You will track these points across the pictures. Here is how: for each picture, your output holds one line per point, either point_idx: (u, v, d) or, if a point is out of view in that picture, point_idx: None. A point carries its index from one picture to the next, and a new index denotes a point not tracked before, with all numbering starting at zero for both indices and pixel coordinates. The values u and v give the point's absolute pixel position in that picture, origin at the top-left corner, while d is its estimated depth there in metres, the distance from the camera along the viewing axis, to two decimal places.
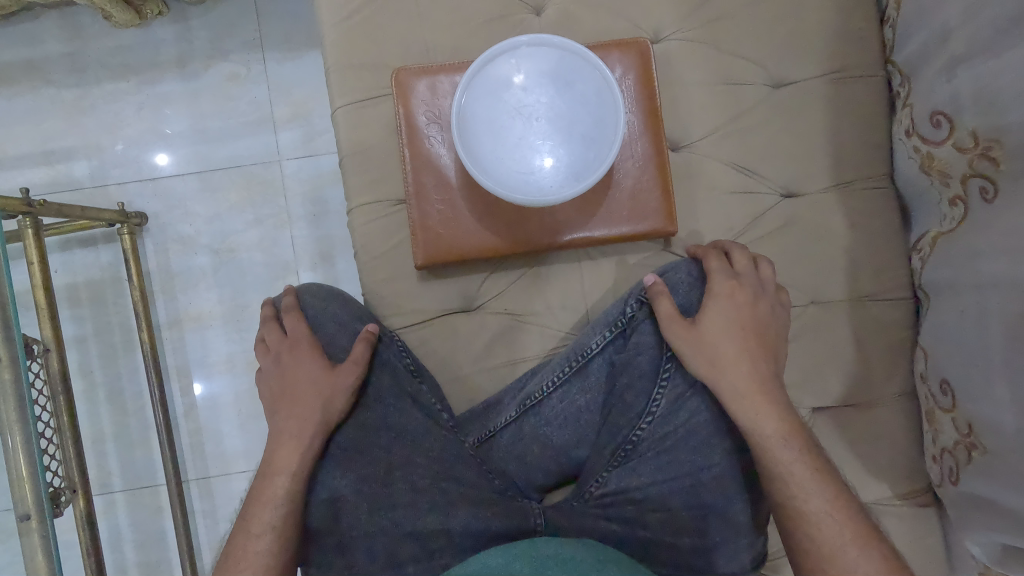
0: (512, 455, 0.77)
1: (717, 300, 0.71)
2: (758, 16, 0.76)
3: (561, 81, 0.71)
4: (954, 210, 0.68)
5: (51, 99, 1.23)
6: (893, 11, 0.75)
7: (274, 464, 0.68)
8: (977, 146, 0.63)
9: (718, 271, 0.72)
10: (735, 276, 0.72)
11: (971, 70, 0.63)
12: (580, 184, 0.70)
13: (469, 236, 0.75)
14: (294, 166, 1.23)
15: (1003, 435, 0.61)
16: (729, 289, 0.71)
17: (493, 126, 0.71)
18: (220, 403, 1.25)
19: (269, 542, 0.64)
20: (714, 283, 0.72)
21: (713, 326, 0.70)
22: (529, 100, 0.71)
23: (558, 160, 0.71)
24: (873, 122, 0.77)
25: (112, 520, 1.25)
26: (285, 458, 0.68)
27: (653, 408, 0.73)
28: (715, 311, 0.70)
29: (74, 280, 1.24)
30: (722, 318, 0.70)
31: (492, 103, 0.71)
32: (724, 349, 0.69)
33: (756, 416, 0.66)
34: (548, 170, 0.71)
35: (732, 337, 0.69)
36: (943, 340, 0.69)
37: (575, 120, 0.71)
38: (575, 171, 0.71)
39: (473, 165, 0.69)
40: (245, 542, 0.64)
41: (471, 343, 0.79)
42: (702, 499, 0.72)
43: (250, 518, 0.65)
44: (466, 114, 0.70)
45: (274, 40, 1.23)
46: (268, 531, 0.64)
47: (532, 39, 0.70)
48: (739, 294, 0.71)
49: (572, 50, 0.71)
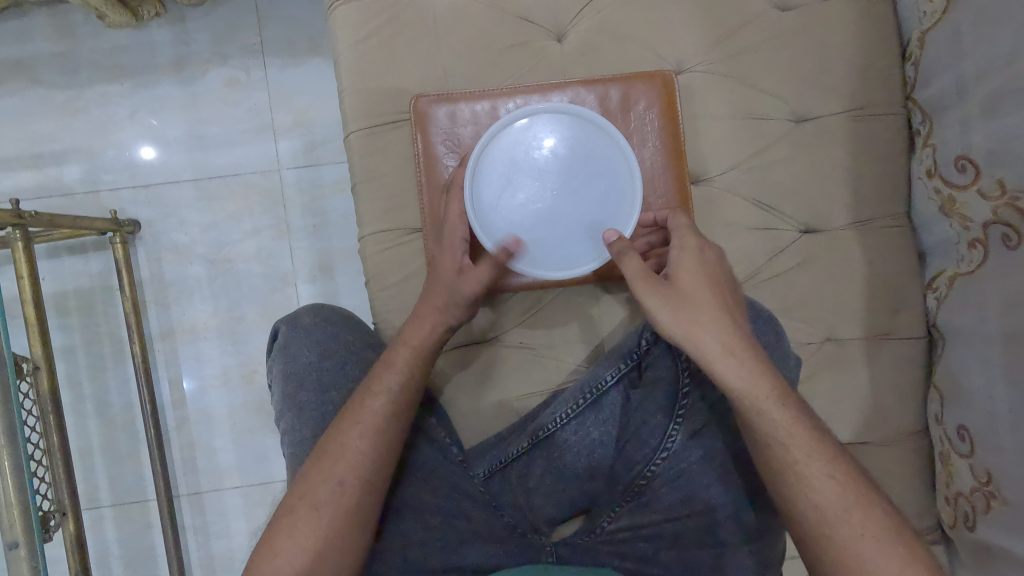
0: (522, 488, 0.74)
1: (686, 261, 0.63)
2: (781, 50, 0.76)
3: (592, 164, 0.71)
4: (972, 252, 0.68)
5: (40, 99, 1.18)
6: (915, 48, 0.75)
7: (406, 351, 0.65)
8: (1003, 196, 0.62)
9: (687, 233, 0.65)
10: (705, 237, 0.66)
11: (998, 120, 0.63)
12: (578, 262, 0.71)
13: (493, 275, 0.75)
14: (295, 175, 1.20)
15: (1022, 486, 0.61)
16: (700, 247, 0.64)
17: (508, 180, 0.70)
18: (214, 417, 1.22)
19: (383, 404, 0.62)
20: (685, 241, 0.64)
21: (687, 287, 0.62)
22: (555, 167, 0.70)
23: (556, 237, 0.71)
24: (893, 160, 0.77)
25: (99, 536, 1.22)
26: (421, 344, 0.66)
27: (669, 444, 0.69)
28: (687, 270, 0.63)
29: (62, 288, 1.19)
30: (695, 275, 0.62)
31: (512, 159, 0.70)
32: (702, 308, 0.61)
33: (786, 435, 0.57)
34: (544, 243, 0.71)
35: (708, 297, 0.61)
36: (962, 386, 0.69)
37: (588, 206, 0.71)
38: (567, 255, 0.71)
39: (475, 217, 0.69)
40: (364, 397, 0.63)
41: (486, 375, 0.78)
42: (716, 538, 0.67)
43: (372, 378, 0.64)
44: (488, 161, 0.70)
45: (275, 46, 1.19)
46: (380, 417, 0.62)
47: (580, 111, 0.71)
48: (709, 255, 0.64)
49: (614, 137, 0.71)
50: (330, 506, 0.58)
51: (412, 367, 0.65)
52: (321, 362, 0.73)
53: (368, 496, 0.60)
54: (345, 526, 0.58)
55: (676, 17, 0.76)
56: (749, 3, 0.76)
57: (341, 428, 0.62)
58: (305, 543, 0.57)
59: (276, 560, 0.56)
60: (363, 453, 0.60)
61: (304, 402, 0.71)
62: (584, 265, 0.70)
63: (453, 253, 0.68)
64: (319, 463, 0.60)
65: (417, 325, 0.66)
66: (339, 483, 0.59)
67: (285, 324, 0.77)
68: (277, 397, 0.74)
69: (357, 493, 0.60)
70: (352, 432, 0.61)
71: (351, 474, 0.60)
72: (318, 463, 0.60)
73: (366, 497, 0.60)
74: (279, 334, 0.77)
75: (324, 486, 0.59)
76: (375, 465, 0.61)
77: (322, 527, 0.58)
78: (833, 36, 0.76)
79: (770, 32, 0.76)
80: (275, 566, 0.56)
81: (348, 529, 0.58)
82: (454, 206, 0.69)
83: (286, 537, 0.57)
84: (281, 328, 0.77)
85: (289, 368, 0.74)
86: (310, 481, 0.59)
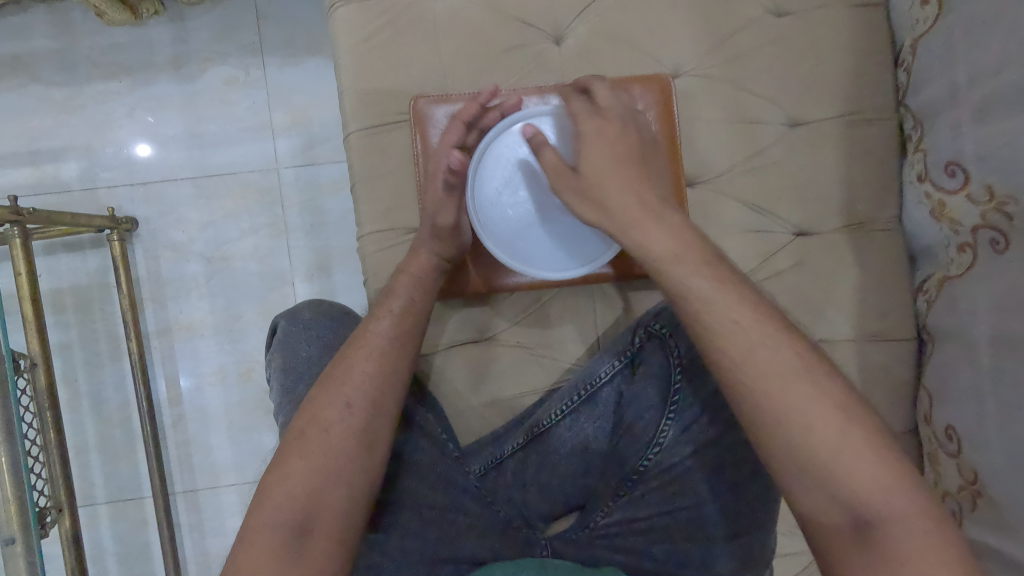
0: (518, 484, 0.74)
1: (587, 144, 0.63)
2: (776, 55, 0.77)
3: None
4: (962, 256, 0.69)
5: (38, 96, 1.18)
6: (907, 55, 0.76)
7: (407, 279, 0.68)
8: (992, 201, 0.64)
9: (581, 113, 0.65)
10: (596, 112, 0.65)
11: (987, 128, 0.64)
12: (575, 265, 0.73)
13: (492, 275, 0.77)
14: (293, 174, 1.20)
15: (1008, 486, 0.63)
16: (598, 126, 0.64)
17: (511, 182, 0.72)
18: (210, 414, 1.22)
19: (387, 325, 0.64)
20: (582, 125, 0.64)
21: (591, 170, 0.61)
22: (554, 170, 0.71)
23: (550, 237, 0.73)
24: (885, 165, 0.78)
25: (95, 532, 1.22)
26: (423, 270, 0.68)
27: (660, 438, 0.69)
28: (587, 151, 0.62)
29: (58, 285, 1.19)
30: (598, 156, 0.62)
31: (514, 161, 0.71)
32: (609, 186, 0.60)
33: None
34: (538, 243, 0.73)
35: (616, 174, 0.61)
36: (951, 388, 0.71)
37: None
38: (558, 255, 0.73)
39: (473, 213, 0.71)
40: (369, 321, 0.64)
41: (483, 373, 0.79)
42: (707, 532, 0.68)
43: (376, 305, 0.66)
44: (490, 160, 0.71)
45: (274, 45, 1.19)
46: (384, 338, 0.63)
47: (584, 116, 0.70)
48: (609, 134, 0.63)
49: None
50: (338, 429, 0.57)
51: (413, 295, 0.67)
52: (320, 355, 0.74)
53: (376, 418, 0.59)
54: (355, 447, 0.57)
55: (673, 21, 0.77)
56: (745, 8, 0.77)
57: (345, 354, 0.62)
58: (315, 463, 0.56)
59: (287, 482, 0.55)
60: (370, 375, 0.60)
61: (303, 395, 0.72)
62: (582, 267, 0.73)
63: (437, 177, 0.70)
64: (325, 388, 0.60)
65: (416, 253, 0.70)
66: (346, 405, 0.58)
67: (285, 318, 0.78)
68: (276, 391, 0.74)
69: (365, 415, 0.59)
70: (358, 353, 0.61)
71: (358, 395, 0.59)
72: (325, 389, 0.60)
73: (375, 420, 0.59)
74: (278, 329, 0.78)
75: (330, 408, 0.58)
76: (383, 388, 0.60)
77: (331, 448, 0.56)
78: (828, 42, 0.77)
79: (765, 37, 0.77)
80: (286, 488, 0.54)
81: (356, 449, 0.57)
82: (447, 136, 0.70)
83: (296, 460, 0.56)
84: (281, 322, 0.78)
85: (288, 362, 0.74)
86: (317, 405, 0.59)
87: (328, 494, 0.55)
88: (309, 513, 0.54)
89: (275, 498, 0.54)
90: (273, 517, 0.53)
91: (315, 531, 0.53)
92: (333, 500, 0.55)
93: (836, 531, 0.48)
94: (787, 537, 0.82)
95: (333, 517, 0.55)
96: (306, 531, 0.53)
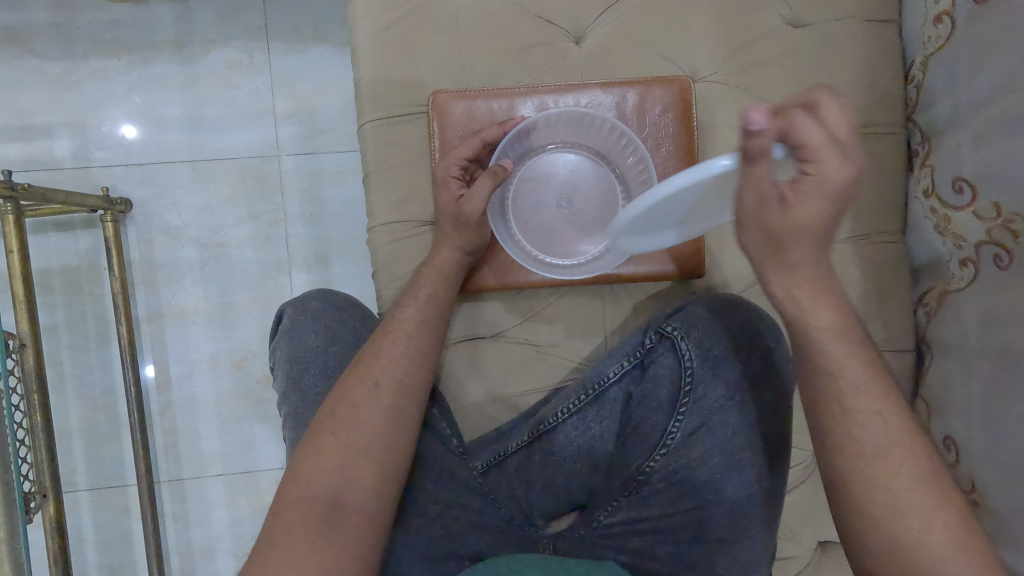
0: (520, 481, 0.73)
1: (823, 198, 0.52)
2: (790, 66, 0.78)
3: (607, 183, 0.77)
4: (964, 270, 0.71)
5: (33, 70, 1.14)
6: (918, 72, 0.77)
7: (433, 271, 0.69)
8: (998, 218, 0.65)
9: (818, 146, 0.51)
10: (841, 149, 0.51)
11: (994, 146, 0.65)
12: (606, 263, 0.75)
13: (507, 274, 0.76)
14: (293, 162, 1.18)
15: (1005, 497, 0.64)
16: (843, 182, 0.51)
17: (548, 177, 0.78)
18: (200, 401, 1.20)
19: (415, 313, 0.65)
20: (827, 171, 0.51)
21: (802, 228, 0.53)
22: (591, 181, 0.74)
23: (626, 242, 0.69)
24: (892, 179, 0.79)
25: (75, 520, 1.19)
26: (451, 264, 0.70)
27: (668, 440, 0.67)
28: (815, 201, 0.52)
29: (47, 265, 1.16)
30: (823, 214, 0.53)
31: (556, 160, 0.78)
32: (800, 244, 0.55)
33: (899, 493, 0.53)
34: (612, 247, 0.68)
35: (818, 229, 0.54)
36: (950, 400, 0.72)
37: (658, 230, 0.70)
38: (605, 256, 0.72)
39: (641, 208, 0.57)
40: (397, 310, 0.66)
41: (488, 371, 0.78)
42: (708, 533, 0.66)
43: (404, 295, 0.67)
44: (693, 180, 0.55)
45: (279, 30, 1.17)
46: (412, 325, 0.64)
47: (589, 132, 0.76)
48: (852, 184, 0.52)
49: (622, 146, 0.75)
50: (368, 407, 0.58)
51: (438, 286, 0.68)
52: (329, 346, 0.73)
53: (405, 399, 0.60)
54: (385, 424, 0.58)
55: (692, 25, 0.77)
56: (764, 18, 0.78)
57: (376, 339, 0.63)
58: (344, 441, 0.56)
59: (319, 459, 0.55)
60: (399, 357, 0.61)
61: (308, 384, 0.71)
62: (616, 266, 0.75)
63: (450, 189, 0.70)
64: (355, 370, 0.61)
65: (440, 250, 0.70)
66: (375, 385, 0.59)
67: (291, 307, 0.77)
68: (281, 379, 0.73)
69: (394, 394, 0.59)
70: (388, 339, 0.63)
71: (387, 376, 0.60)
72: (354, 371, 0.61)
73: (402, 400, 0.60)
74: (285, 317, 0.77)
75: (360, 388, 0.59)
76: (412, 370, 0.61)
77: (361, 425, 0.57)
78: (841, 55, 0.78)
79: (781, 47, 0.78)
80: (318, 463, 0.55)
81: (386, 425, 0.58)
82: (459, 149, 0.70)
83: (327, 436, 0.56)
84: (288, 310, 0.77)
85: (294, 351, 0.73)
86: (347, 386, 0.59)
87: (360, 468, 0.55)
88: (342, 488, 0.54)
89: (306, 473, 0.55)
90: (307, 491, 0.53)
91: (348, 505, 0.53)
92: (365, 475, 0.55)
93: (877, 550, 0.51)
94: (784, 542, 0.80)
95: (363, 492, 0.55)
96: (337, 505, 0.53)
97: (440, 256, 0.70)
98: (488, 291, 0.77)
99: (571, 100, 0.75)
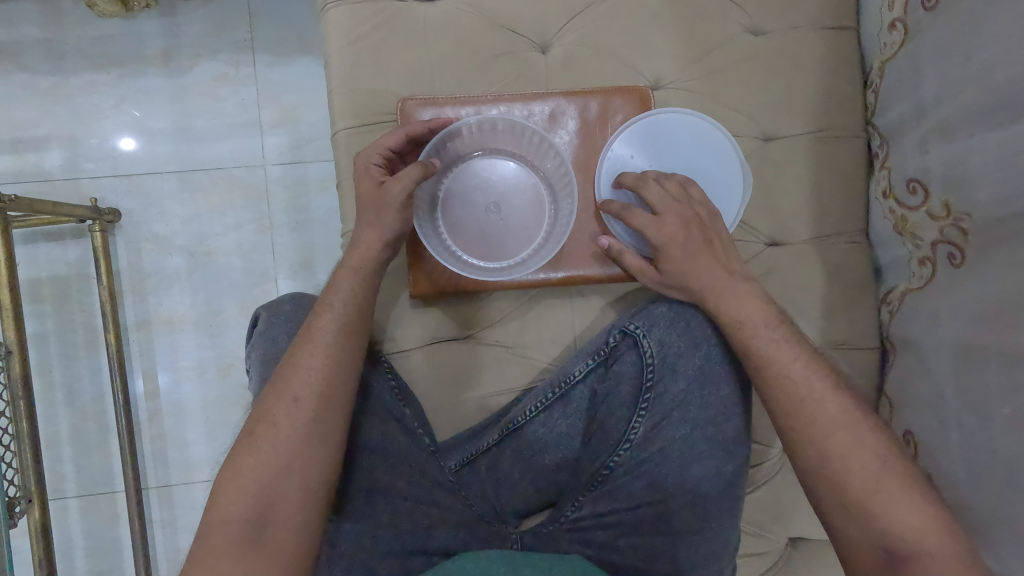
0: (489, 478, 0.74)
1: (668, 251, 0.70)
2: (751, 72, 0.80)
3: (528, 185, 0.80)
4: (923, 269, 0.72)
5: (23, 84, 1.17)
6: (876, 76, 0.80)
7: (348, 272, 0.69)
8: (949, 216, 0.67)
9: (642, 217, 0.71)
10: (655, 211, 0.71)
11: (944, 149, 0.67)
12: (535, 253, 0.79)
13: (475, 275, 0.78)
14: (279, 171, 1.21)
15: (961, 488, 0.65)
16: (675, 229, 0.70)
17: (479, 181, 0.80)
18: (187, 407, 1.21)
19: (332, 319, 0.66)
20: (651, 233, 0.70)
21: (677, 271, 0.70)
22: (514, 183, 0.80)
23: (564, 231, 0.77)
24: (853, 180, 0.81)
25: (64, 526, 1.20)
26: (368, 262, 0.69)
27: (631, 435, 0.69)
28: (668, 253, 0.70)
29: (37, 275, 1.18)
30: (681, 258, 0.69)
31: (495, 166, 0.80)
32: (697, 279, 0.69)
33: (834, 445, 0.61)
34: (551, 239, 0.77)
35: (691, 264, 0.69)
36: (911, 396, 0.74)
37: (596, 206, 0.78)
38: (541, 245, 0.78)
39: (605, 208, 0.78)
40: (317, 316, 0.67)
41: (458, 371, 0.79)
42: (671, 525, 0.68)
43: (326, 295, 0.68)
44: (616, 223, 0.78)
45: (265, 43, 1.20)
46: (329, 334, 0.65)
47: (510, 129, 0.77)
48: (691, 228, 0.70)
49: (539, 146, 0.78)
50: (285, 423, 0.61)
51: (352, 286, 0.68)
52: None
53: (327, 411, 0.62)
54: (304, 439, 0.61)
55: (654, 33, 0.80)
56: (725, 27, 0.80)
57: (295, 352, 0.65)
58: (265, 461, 0.60)
59: (241, 479, 0.59)
60: (316, 369, 0.63)
61: None
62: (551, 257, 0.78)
63: (370, 175, 0.71)
64: (276, 387, 0.63)
65: (358, 246, 0.69)
66: (293, 400, 0.62)
67: (266, 311, 0.79)
68: (255, 380, 0.75)
69: (314, 407, 0.62)
70: (303, 352, 0.64)
71: (304, 389, 0.62)
72: (273, 388, 0.63)
73: (322, 412, 0.62)
74: (260, 320, 0.79)
75: (279, 405, 0.62)
76: (331, 380, 0.63)
77: (279, 443, 0.60)
78: (800, 61, 0.80)
79: (741, 54, 0.80)
80: (241, 484, 0.59)
81: (306, 439, 0.61)
82: (382, 140, 0.72)
83: (247, 458, 0.60)
84: (263, 313, 0.79)
85: (267, 353, 0.75)
86: (267, 405, 0.62)
87: (282, 485, 0.59)
88: (264, 506, 0.58)
89: (229, 495, 0.58)
90: (228, 513, 0.57)
91: (271, 523, 0.57)
92: (286, 492, 0.59)
93: (831, 503, 0.60)
94: (754, 538, 0.81)
95: (286, 506, 0.58)
96: (261, 524, 0.57)
97: (376, 249, 0.69)
98: (452, 292, 0.78)
99: (538, 108, 0.78)
